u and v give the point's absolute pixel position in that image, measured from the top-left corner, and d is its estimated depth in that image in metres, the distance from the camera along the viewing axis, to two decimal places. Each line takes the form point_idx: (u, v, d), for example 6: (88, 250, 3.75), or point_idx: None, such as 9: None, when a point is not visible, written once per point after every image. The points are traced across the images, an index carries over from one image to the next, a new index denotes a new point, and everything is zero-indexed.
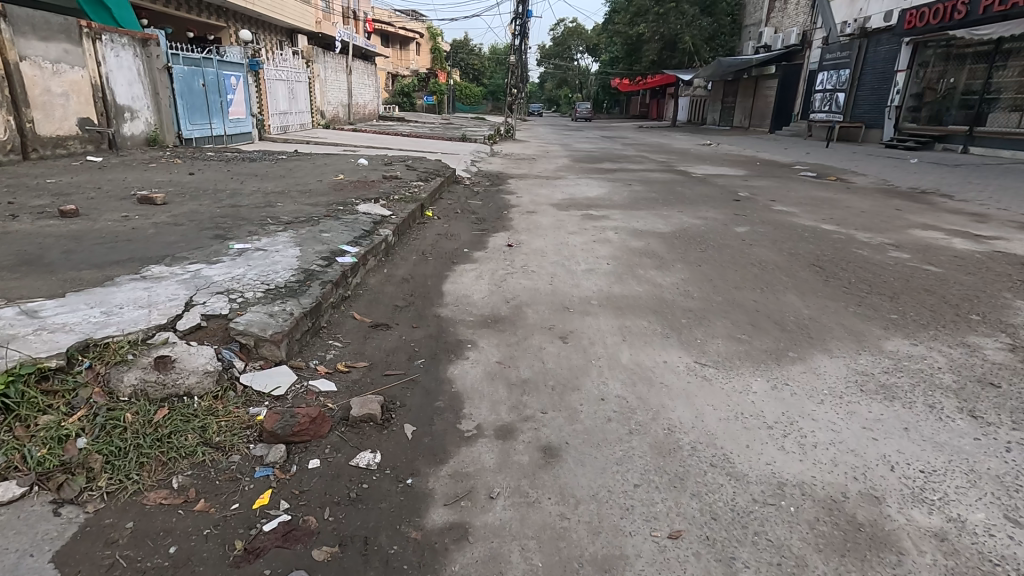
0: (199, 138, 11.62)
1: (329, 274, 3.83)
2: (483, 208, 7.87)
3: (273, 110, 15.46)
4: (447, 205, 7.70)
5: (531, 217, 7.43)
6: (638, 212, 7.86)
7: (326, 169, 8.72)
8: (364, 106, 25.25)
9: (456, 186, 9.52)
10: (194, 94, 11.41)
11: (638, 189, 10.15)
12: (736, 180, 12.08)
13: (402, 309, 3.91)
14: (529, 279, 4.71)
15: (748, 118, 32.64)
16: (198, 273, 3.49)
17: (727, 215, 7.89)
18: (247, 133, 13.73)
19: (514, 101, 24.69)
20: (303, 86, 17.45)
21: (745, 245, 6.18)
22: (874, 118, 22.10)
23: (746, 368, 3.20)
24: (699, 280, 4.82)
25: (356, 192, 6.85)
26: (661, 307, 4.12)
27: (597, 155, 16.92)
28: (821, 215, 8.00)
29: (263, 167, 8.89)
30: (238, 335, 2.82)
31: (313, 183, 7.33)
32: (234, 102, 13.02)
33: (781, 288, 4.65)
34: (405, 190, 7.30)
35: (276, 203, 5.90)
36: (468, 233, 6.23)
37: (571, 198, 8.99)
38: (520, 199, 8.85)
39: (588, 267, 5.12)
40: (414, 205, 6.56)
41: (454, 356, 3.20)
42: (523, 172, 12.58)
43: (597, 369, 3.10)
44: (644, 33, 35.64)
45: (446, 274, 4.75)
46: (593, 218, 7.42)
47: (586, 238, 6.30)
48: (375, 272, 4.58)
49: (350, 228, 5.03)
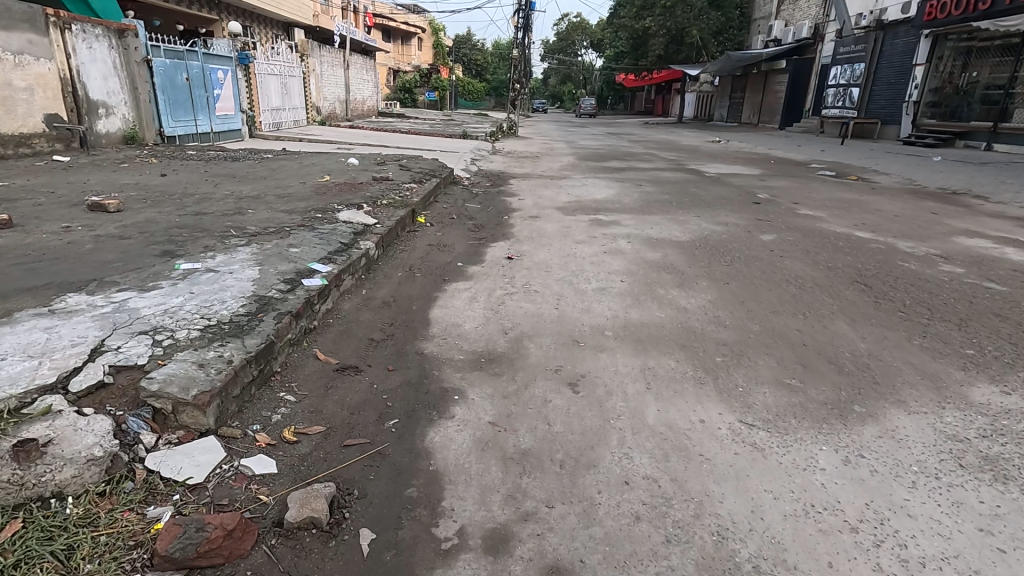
0: (182, 136, 11.00)
1: (290, 302, 3.17)
2: (481, 213, 7.20)
3: (265, 106, 14.82)
4: (443, 210, 7.04)
5: (534, 222, 6.76)
6: (651, 217, 7.19)
7: (313, 170, 8.05)
8: (363, 102, 24.50)
9: (453, 188, 8.85)
10: (176, 89, 10.76)
11: (648, 189, 9.47)
12: (752, 179, 11.39)
13: (378, 345, 3.25)
14: (531, 302, 4.05)
15: (757, 114, 31.83)
16: (121, 305, 2.84)
17: (749, 220, 7.20)
18: (236, 130, 13.10)
19: (516, 96, 23.97)
20: (298, 81, 16.77)
21: (774, 256, 5.51)
22: (890, 113, 21.31)
23: (806, 430, 2.52)
24: (729, 302, 4.15)
25: (340, 195, 6.19)
26: (688, 339, 3.45)
27: (603, 153, 16.23)
28: (851, 220, 7.30)
29: (245, 167, 8.24)
30: (151, 398, 2.16)
31: (294, 186, 6.67)
32: (222, 98, 12.38)
33: (826, 312, 3.98)
34: (396, 194, 6.64)
35: (247, 210, 5.24)
36: (463, 243, 5.57)
37: (578, 200, 8.31)
38: (523, 202, 8.19)
39: (600, 284, 4.45)
40: (404, 211, 5.90)
41: (436, 414, 2.54)
42: (526, 171, 11.90)
43: (617, 434, 2.44)
44: (650, 27, 34.85)
45: (435, 296, 4.09)
46: (602, 224, 6.75)
47: (596, 247, 5.64)
48: (352, 294, 3.92)
49: (325, 241, 4.37)
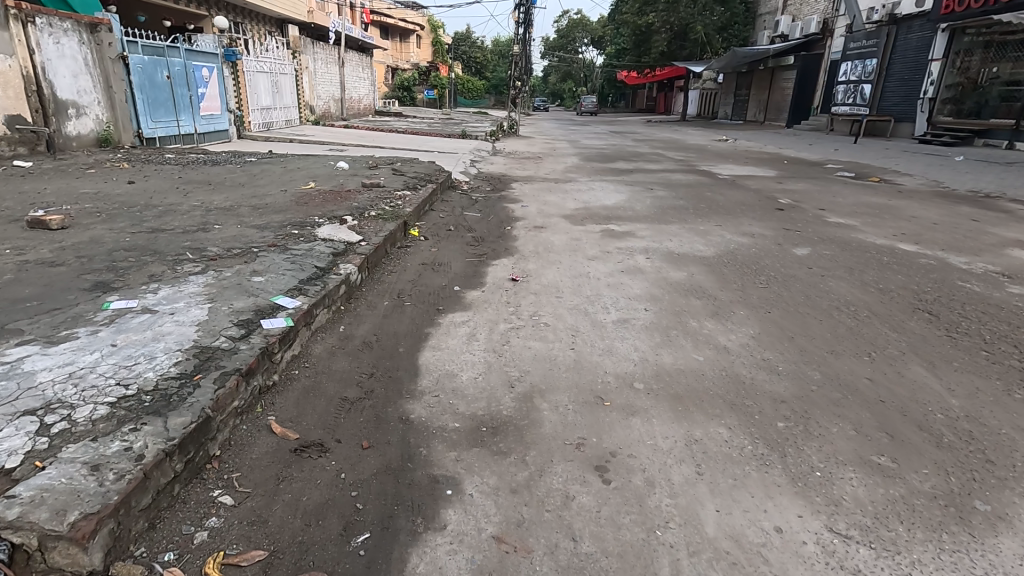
0: (162, 138, 10.37)
1: (240, 355, 2.51)
2: (482, 223, 6.55)
3: (254, 105, 14.16)
4: (438, 220, 6.38)
5: (540, 235, 6.10)
6: (668, 227, 6.54)
7: (298, 175, 7.41)
8: (359, 101, 23.86)
9: (451, 194, 8.19)
10: (156, 87, 10.13)
11: (660, 194, 8.82)
12: (769, 181, 10.73)
13: (353, 406, 2.59)
14: (541, 340, 3.39)
15: (763, 111, 31.14)
16: (12, 368, 2.18)
17: (776, 229, 6.54)
18: (223, 130, 12.46)
19: (517, 94, 23.28)
20: (290, 79, 16.13)
21: (813, 275, 4.86)
22: (903, 111, 20.64)
23: (923, 545, 1.86)
24: (776, 339, 3.48)
25: (324, 206, 5.54)
26: (738, 395, 2.78)
27: (608, 153, 15.59)
28: (887, 229, 6.65)
29: (225, 172, 7.60)
30: (7, 531, 1.51)
31: (274, 195, 6.02)
32: (206, 97, 11.74)
33: (895, 352, 3.31)
34: (386, 203, 6.00)
35: (214, 226, 4.59)
36: (461, 262, 4.91)
37: (586, 207, 7.66)
38: (526, 209, 7.52)
39: (622, 315, 3.79)
40: (393, 224, 5.24)
41: (422, 525, 1.89)
42: (528, 173, 11.24)
43: (668, 558, 1.79)
44: (653, 23, 34.18)
45: (427, 332, 3.43)
46: (615, 236, 6.09)
47: (611, 265, 4.98)
48: (326, 333, 3.26)
49: (297, 266, 3.70)
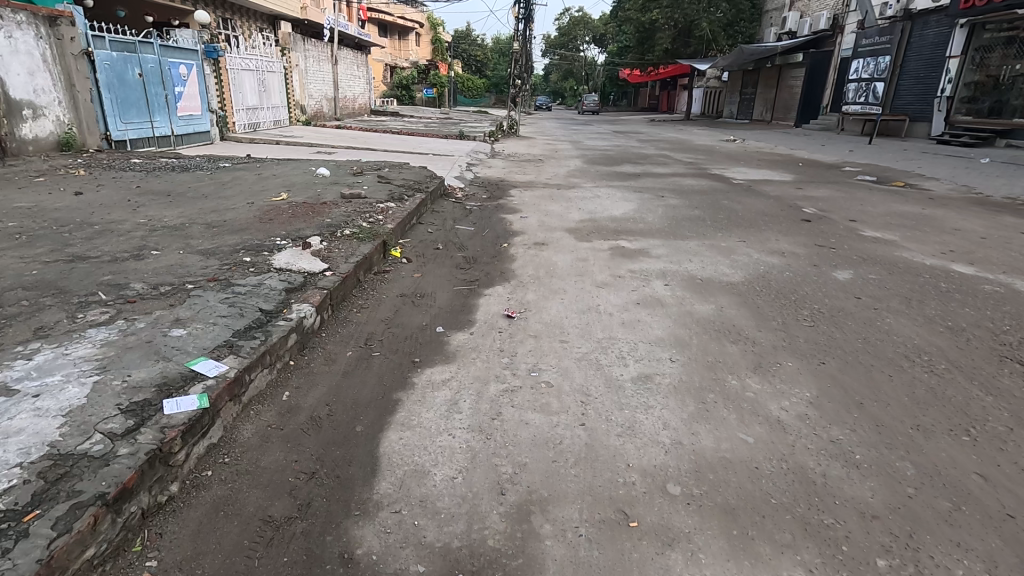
0: (134, 140, 9.67)
1: (112, 469, 1.76)
2: (475, 239, 5.81)
3: (239, 105, 13.40)
4: (426, 237, 5.64)
5: (540, 254, 5.35)
6: (686, 243, 5.80)
7: (271, 184, 6.68)
8: (353, 100, 23.10)
9: (443, 204, 7.44)
10: (126, 86, 9.42)
11: (672, 203, 8.07)
12: (786, 187, 9.99)
13: (277, 535, 1.84)
14: (541, 409, 2.64)
15: (770, 111, 30.34)
16: None
17: (807, 246, 5.80)
18: (204, 132, 11.75)
19: (517, 93, 22.47)
20: (278, 77, 15.38)
21: (864, 305, 4.12)
22: (919, 110, 19.85)
23: None
24: (842, 406, 2.73)
25: (291, 223, 4.80)
26: (811, 508, 2.04)
27: (613, 154, 14.84)
28: (933, 246, 5.90)
29: (190, 180, 6.88)
30: None
31: (236, 209, 5.29)
32: (185, 96, 11.02)
33: (1002, 428, 2.56)
34: (364, 217, 5.26)
35: (151, 251, 3.85)
36: (447, 292, 4.15)
37: (592, 219, 6.93)
38: (526, 222, 6.77)
39: (641, 371, 3.05)
40: (369, 245, 4.50)
41: None
42: (528, 178, 10.50)
43: None
44: (656, 20, 33.39)
45: (397, 399, 2.69)
46: (627, 255, 5.34)
47: (625, 296, 4.23)
48: (263, 405, 2.52)
49: (236, 310, 2.95)
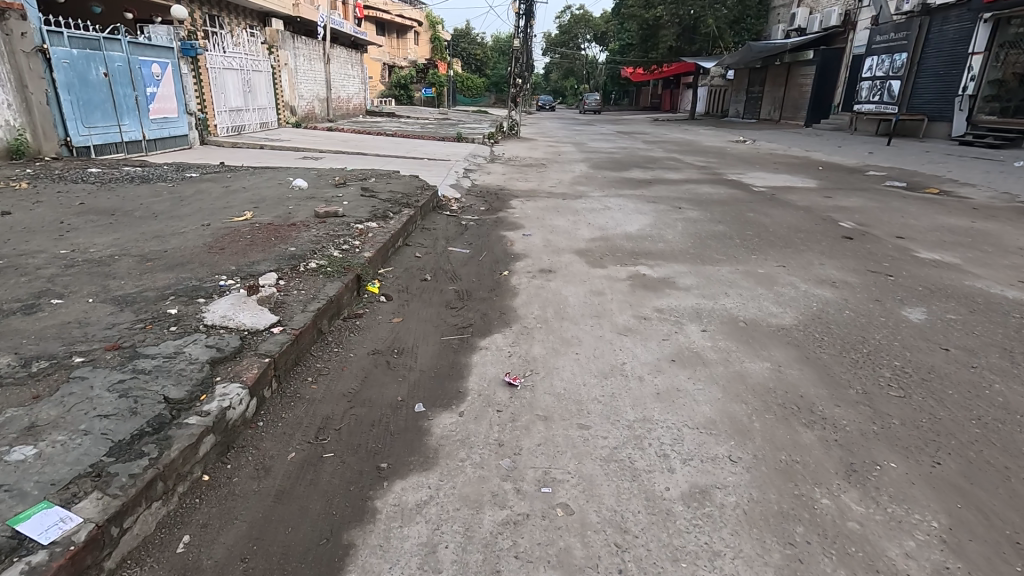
0: (99, 146, 8.88)
1: None
2: (470, 265, 4.97)
3: (222, 106, 12.56)
4: (412, 264, 4.79)
5: (547, 285, 4.51)
6: (716, 269, 4.97)
7: (238, 200, 5.84)
8: (347, 100, 22.24)
9: (435, 220, 6.59)
10: (88, 87, 8.61)
11: (692, 216, 7.23)
12: (812, 195, 9.17)
13: None
14: (558, 563, 1.81)
15: (778, 110, 29.48)
16: None
17: (859, 272, 4.97)
18: (182, 136, 10.96)
19: (518, 93, 21.56)
20: (265, 76, 14.54)
21: (957, 360, 3.28)
22: (938, 109, 19.00)
23: None
24: (995, 553, 1.88)
25: (246, 254, 3.96)
26: None
27: (620, 158, 14.00)
28: (1003, 270, 5.08)
29: (147, 193, 6.05)
30: None
31: (185, 233, 4.44)
32: (158, 97, 10.20)
33: None
34: (336, 243, 4.41)
35: (51, 301, 3.00)
36: (432, 346, 3.32)
37: (604, 237, 6.08)
38: (529, 241, 5.93)
39: (694, 483, 2.21)
40: (338, 283, 3.65)
41: None
42: (531, 185, 9.69)
43: None
44: (661, 16, 32.52)
45: (349, 547, 1.84)
46: (650, 286, 4.51)
47: (655, 349, 3.39)
48: (143, 569, 1.68)
49: (127, 404, 2.10)
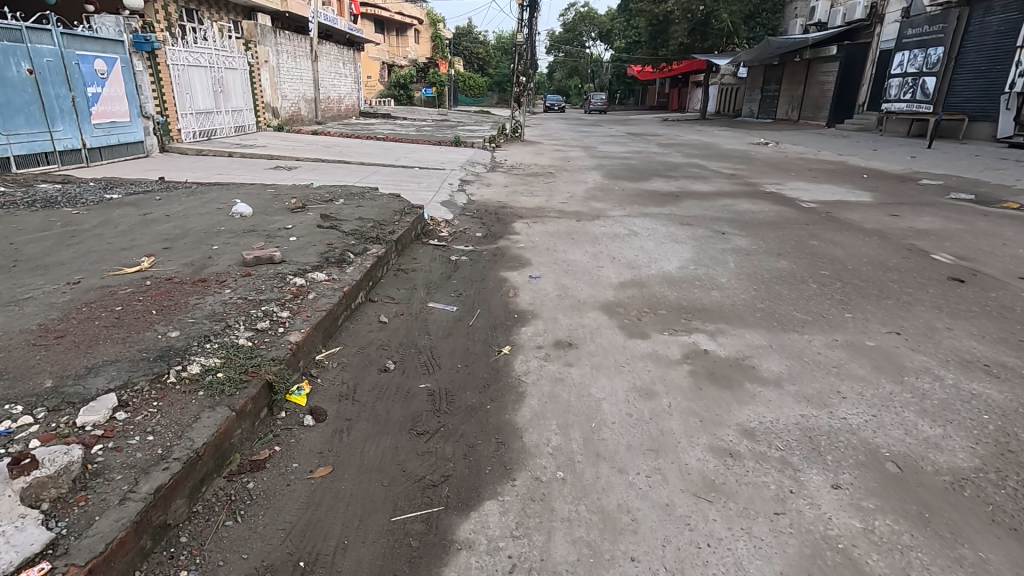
0: (22, 156, 7.47)
1: None
2: (454, 335, 3.49)
3: (188, 109, 11.11)
4: (369, 341, 3.32)
5: (567, 378, 3.03)
6: (808, 343, 3.49)
7: (147, 235, 4.38)
8: (338, 101, 20.75)
9: (417, 255, 5.11)
10: (7, 86, 7.17)
11: (742, 246, 5.75)
12: (874, 212, 7.69)
13: None
14: None
15: (796, 109, 27.95)
16: None
17: (1010, 344, 3.48)
18: (136, 142, 9.56)
19: (520, 92, 20.01)
20: (241, 75, 13.09)
21: None
22: (980, 108, 17.42)
23: None
24: None
25: (92, 347, 2.49)
26: None
27: (635, 164, 12.52)
28: None
29: (34, 224, 4.60)
30: None
31: (29, 300, 3.00)
32: (104, 99, 8.75)
33: None
34: (248, 317, 2.92)
35: None
36: (369, 551, 1.83)
37: (638, 282, 4.60)
38: (538, 288, 4.46)
39: None
40: (226, 409, 2.18)
41: None
42: (537, 199, 8.24)
43: None
44: (671, 11, 31.00)
45: None
46: (721, 382, 3.02)
47: (768, 545, 1.91)
48: None
49: None
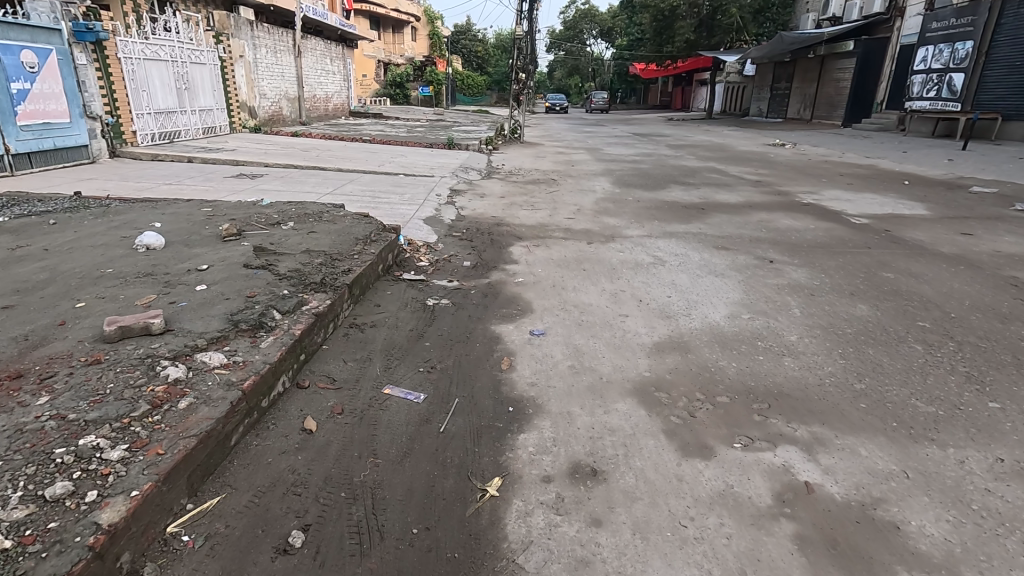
0: None
1: None
2: (415, 458, 2.26)
3: (145, 108, 9.86)
4: (275, 476, 2.07)
5: (596, 560, 1.80)
6: (962, 468, 2.25)
7: None
8: (325, 101, 19.50)
9: (381, 301, 3.86)
10: None
11: (801, 281, 4.50)
12: (941, 229, 6.46)
13: None
14: None
15: (808, 108, 26.72)
16: None
17: None
18: (78, 146, 8.34)
19: (519, 90, 18.74)
20: (209, 71, 11.83)
21: None
22: (1015, 106, 16.18)
23: None
24: None
25: None
26: None
27: (646, 168, 11.30)
28: None
29: None
30: None
31: None
32: (34, 96, 7.50)
33: None
34: (41, 467, 1.68)
35: None
36: None
37: (678, 345, 3.35)
38: (543, 354, 3.21)
39: None
40: None
41: None
42: (538, 213, 7.01)
43: None
44: (677, 6, 29.71)
45: None
46: (856, 569, 1.79)
47: None
48: None
49: None
